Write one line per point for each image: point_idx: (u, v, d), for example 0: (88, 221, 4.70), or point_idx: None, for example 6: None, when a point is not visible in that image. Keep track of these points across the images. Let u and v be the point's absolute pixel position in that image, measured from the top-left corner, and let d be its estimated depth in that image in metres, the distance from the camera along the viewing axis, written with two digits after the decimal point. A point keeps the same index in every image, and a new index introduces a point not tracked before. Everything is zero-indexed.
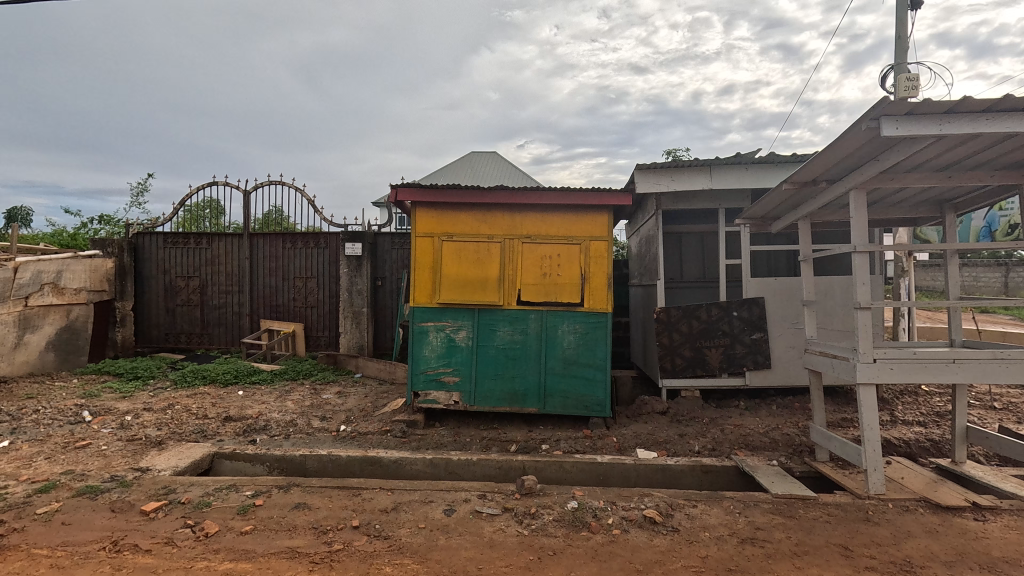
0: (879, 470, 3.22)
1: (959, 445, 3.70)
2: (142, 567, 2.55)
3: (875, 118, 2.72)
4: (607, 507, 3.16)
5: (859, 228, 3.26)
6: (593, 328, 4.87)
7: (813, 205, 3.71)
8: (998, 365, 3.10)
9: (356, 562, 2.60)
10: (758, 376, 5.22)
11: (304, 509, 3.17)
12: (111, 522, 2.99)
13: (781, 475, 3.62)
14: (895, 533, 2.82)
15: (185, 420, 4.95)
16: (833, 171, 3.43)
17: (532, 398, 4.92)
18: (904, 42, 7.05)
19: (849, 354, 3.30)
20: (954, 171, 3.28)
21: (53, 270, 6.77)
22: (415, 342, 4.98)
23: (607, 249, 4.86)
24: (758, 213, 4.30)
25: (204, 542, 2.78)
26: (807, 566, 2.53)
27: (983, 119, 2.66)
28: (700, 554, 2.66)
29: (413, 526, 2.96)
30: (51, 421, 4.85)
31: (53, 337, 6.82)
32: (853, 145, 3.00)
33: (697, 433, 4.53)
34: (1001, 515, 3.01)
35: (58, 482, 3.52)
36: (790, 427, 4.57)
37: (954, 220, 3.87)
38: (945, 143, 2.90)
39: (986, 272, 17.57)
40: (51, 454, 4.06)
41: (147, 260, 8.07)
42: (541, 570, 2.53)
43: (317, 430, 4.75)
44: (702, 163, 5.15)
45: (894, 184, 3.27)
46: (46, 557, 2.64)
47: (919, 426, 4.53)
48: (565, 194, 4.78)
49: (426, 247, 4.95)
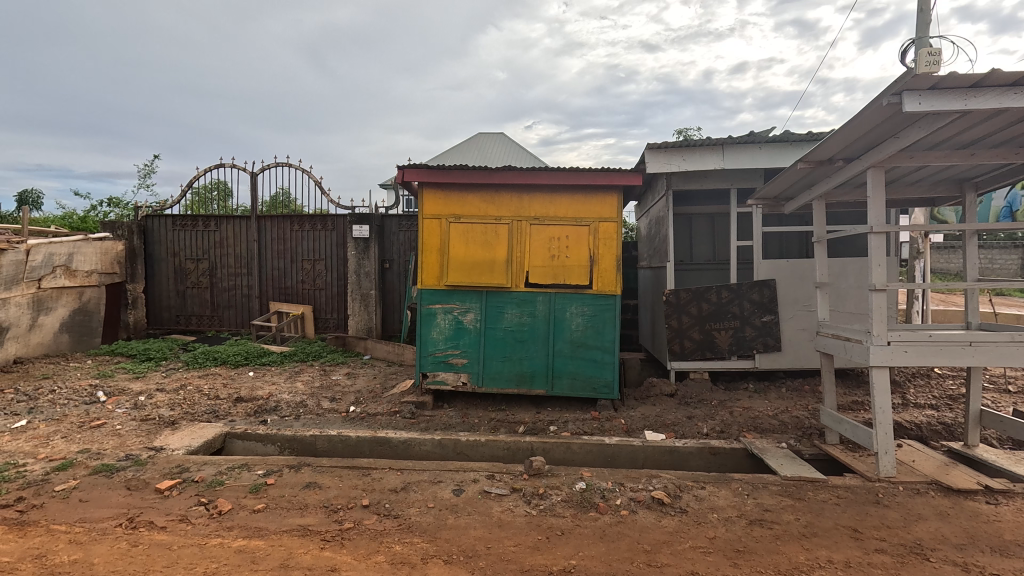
0: (890, 453, 3.17)
1: (971, 428, 3.67)
2: (157, 543, 2.60)
3: (896, 92, 2.63)
4: (615, 488, 3.17)
5: (876, 208, 3.18)
6: (601, 311, 4.83)
7: (828, 185, 3.62)
8: (1016, 348, 3.03)
9: (367, 540, 2.63)
10: (768, 359, 5.18)
11: (315, 488, 3.21)
12: (127, 500, 3.05)
13: (790, 458, 3.62)
14: (906, 516, 2.80)
15: (197, 401, 5.02)
16: (850, 149, 3.33)
17: (540, 380, 4.93)
18: (926, 16, 6.79)
19: (862, 337, 3.24)
20: (978, 149, 3.16)
21: (64, 252, 6.79)
22: (424, 324, 4.98)
23: (617, 231, 4.81)
24: (771, 194, 4.21)
25: (217, 520, 2.82)
26: (816, 548, 2.52)
27: (1010, 93, 2.53)
28: (709, 535, 2.66)
29: (422, 505, 2.99)
30: (68, 401, 4.94)
31: (66, 319, 6.89)
32: (873, 121, 2.90)
33: (706, 416, 4.52)
34: (1013, 498, 2.98)
35: (76, 460, 3.59)
36: (800, 410, 4.55)
37: (975, 200, 3.76)
38: (968, 119, 2.77)
39: (1002, 254, 17.25)
40: (68, 433, 4.13)
41: (157, 243, 8.14)
42: (548, 549, 2.54)
43: (327, 411, 4.81)
44: (714, 143, 5.02)
45: (913, 163, 3.17)
46: (65, 533, 2.70)
47: (931, 409, 4.48)
48: (574, 175, 4.70)
49: (433, 230, 4.91)
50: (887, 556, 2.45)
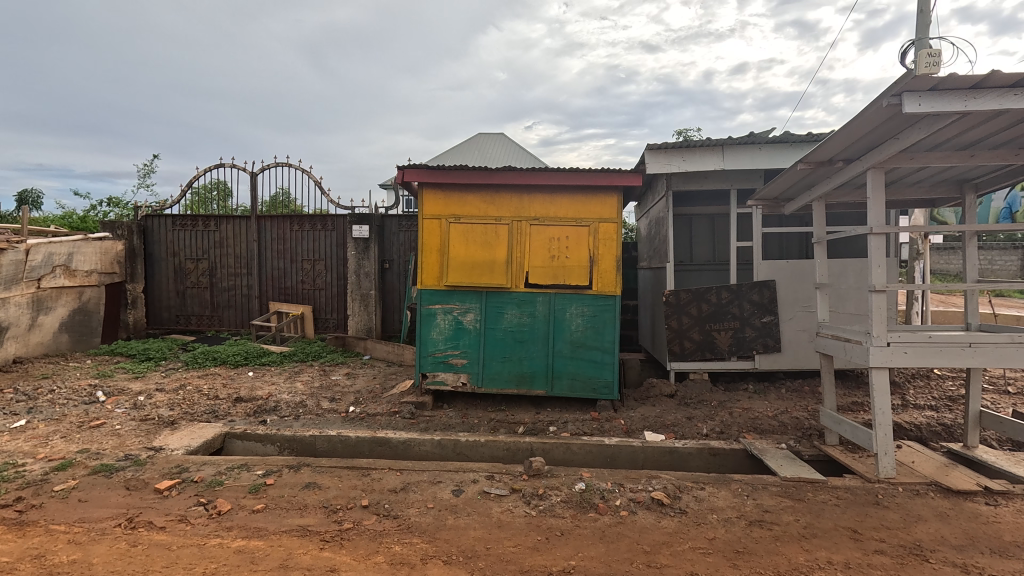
0: (890, 454, 3.17)
1: (970, 429, 3.67)
2: (156, 543, 2.60)
3: (896, 94, 2.63)
4: (615, 488, 3.17)
5: (876, 209, 3.18)
6: (601, 311, 4.83)
7: (828, 186, 3.62)
8: (1015, 349, 3.04)
9: (366, 540, 2.63)
10: (768, 360, 5.18)
11: (315, 488, 3.21)
12: (126, 500, 3.05)
13: (790, 458, 3.62)
14: (906, 517, 2.80)
15: (197, 400, 5.02)
16: (850, 150, 3.32)
17: (540, 380, 4.92)
18: (926, 17, 6.79)
19: (861, 337, 3.24)
20: (978, 150, 3.16)
21: (64, 252, 6.78)
22: (424, 324, 4.98)
23: (617, 231, 4.81)
24: (771, 194, 4.21)
25: (217, 520, 2.82)
26: (816, 548, 2.52)
27: (1010, 94, 2.53)
28: (708, 536, 2.66)
29: (422, 505, 2.99)
30: (67, 400, 4.93)
31: (66, 319, 6.88)
32: (873, 122, 2.90)
33: (705, 416, 4.52)
34: (1013, 499, 2.98)
35: (75, 460, 3.58)
36: (800, 410, 4.54)
37: (974, 201, 3.76)
38: (968, 120, 2.77)
39: (1002, 255, 17.27)
40: (67, 433, 4.13)
41: (156, 242, 8.14)
42: (548, 550, 2.54)
43: (327, 411, 4.81)
44: (714, 144, 5.02)
45: (913, 164, 3.16)
46: (64, 533, 2.70)
47: (930, 410, 4.48)
48: (574, 175, 4.70)
49: (433, 230, 4.91)
50: (887, 557, 2.45)
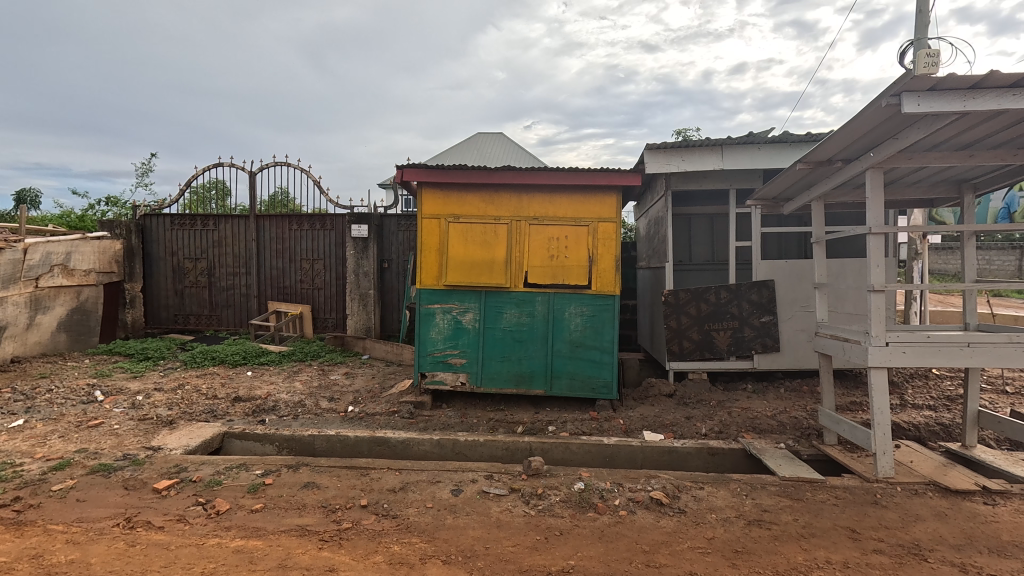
0: (888, 454, 3.17)
1: (969, 429, 3.67)
2: (154, 543, 2.60)
3: (895, 94, 2.63)
4: (614, 488, 3.17)
5: (875, 209, 3.17)
6: (600, 311, 4.83)
7: (826, 186, 3.62)
8: (1013, 349, 3.04)
9: (365, 540, 2.62)
10: (767, 360, 5.18)
11: (314, 487, 3.20)
12: (124, 500, 3.04)
13: (788, 458, 3.62)
14: (904, 516, 2.80)
15: (196, 400, 5.01)
16: (849, 150, 3.32)
17: (539, 380, 4.92)
18: (925, 17, 6.79)
19: (860, 337, 3.24)
20: (977, 150, 3.16)
21: (62, 251, 6.77)
22: (423, 324, 4.98)
23: (616, 231, 4.81)
24: (770, 194, 4.20)
25: (215, 520, 2.82)
26: (815, 548, 2.52)
27: (1009, 94, 2.53)
28: (707, 535, 2.66)
29: (421, 505, 2.99)
30: (65, 400, 4.92)
31: (64, 318, 6.86)
32: (872, 122, 2.90)
33: (704, 416, 4.52)
34: (1011, 498, 2.98)
35: (73, 460, 3.57)
36: (798, 410, 4.54)
37: (973, 201, 3.76)
38: (967, 120, 2.78)
39: (999, 255, 17.31)
40: (65, 432, 4.12)
41: (155, 242, 8.12)
42: (547, 550, 2.54)
43: (326, 411, 4.80)
44: (713, 143, 5.02)
45: (912, 164, 3.17)
46: (62, 533, 2.69)
47: (928, 409, 4.49)
48: (573, 175, 4.70)
49: (432, 229, 4.91)
50: (886, 556, 2.46)
